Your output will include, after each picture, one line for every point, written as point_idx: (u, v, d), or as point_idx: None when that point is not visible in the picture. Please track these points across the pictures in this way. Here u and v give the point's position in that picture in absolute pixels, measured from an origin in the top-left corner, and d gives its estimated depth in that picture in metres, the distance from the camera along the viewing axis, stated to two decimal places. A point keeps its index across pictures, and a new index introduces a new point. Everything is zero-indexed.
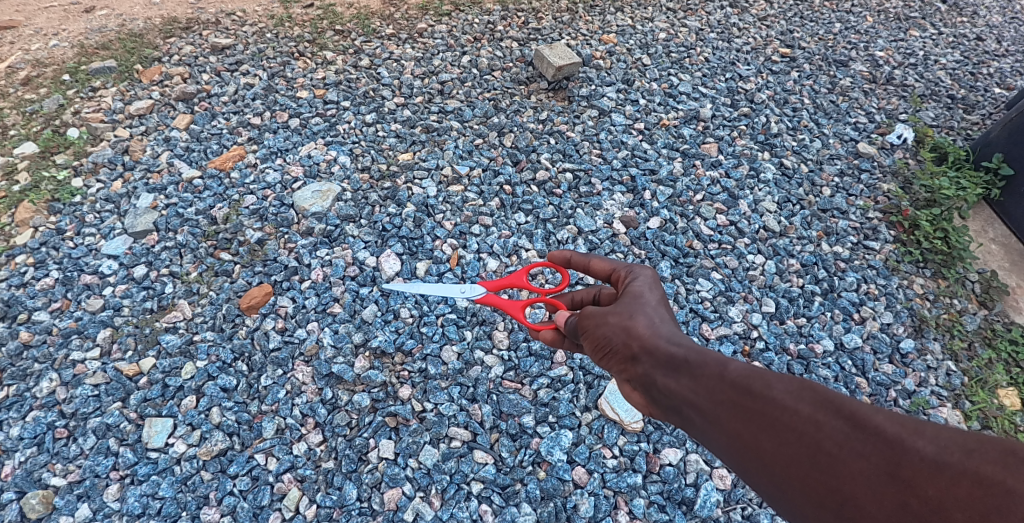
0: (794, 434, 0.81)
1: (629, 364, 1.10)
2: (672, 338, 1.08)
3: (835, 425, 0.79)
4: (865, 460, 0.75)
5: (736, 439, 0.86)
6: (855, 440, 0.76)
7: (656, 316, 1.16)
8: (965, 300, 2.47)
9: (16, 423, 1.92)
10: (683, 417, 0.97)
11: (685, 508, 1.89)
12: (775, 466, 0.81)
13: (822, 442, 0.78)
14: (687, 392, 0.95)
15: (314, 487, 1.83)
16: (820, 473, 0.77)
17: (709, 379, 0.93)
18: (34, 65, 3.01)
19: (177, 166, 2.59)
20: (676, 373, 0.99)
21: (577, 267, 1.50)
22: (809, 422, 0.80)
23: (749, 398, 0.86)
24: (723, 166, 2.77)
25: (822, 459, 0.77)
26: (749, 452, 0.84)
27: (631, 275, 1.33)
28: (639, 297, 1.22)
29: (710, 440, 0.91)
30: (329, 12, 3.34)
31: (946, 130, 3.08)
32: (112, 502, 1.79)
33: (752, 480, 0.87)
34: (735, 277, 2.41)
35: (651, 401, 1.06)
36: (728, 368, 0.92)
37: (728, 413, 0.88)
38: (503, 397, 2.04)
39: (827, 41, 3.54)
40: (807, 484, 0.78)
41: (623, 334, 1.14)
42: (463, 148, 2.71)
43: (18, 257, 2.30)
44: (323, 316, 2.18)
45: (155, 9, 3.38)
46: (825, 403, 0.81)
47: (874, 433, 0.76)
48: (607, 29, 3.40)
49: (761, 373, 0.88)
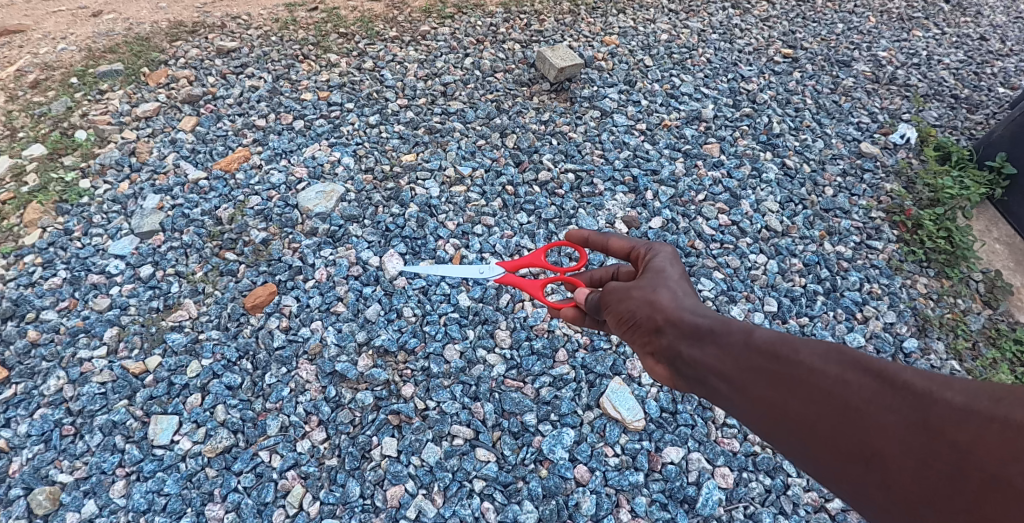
0: (821, 394, 0.79)
1: (654, 336, 1.10)
2: (698, 310, 1.06)
3: (864, 382, 0.77)
4: (894, 415, 0.73)
5: (763, 403, 0.85)
6: (884, 395, 0.75)
7: (679, 289, 1.15)
8: (968, 300, 2.47)
9: (24, 421, 1.95)
10: (709, 387, 0.96)
11: (687, 507, 1.89)
12: (803, 427, 0.80)
13: (850, 400, 0.77)
14: (712, 361, 0.95)
15: (317, 484, 1.85)
16: (848, 430, 0.76)
17: (734, 346, 0.92)
18: (42, 68, 3.05)
19: (183, 167, 2.62)
20: (701, 343, 0.99)
21: (591, 246, 1.51)
22: (836, 382, 0.79)
23: (776, 363, 0.86)
24: (725, 167, 2.78)
25: (850, 416, 0.76)
26: (776, 416, 0.84)
27: (651, 252, 1.32)
28: (661, 272, 1.21)
29: (738, 407, 0.91)
30: (332, 16, 3.37)
31: (950, 130, 3.08)
32: (118, 499, 1.81)
33: (779, 445, 0.86)
34: (737, 277, 2.41)
35: (674, 373, 1.06)
36: (754, 334, 0.91)
37: (754, 378, 0.87)
38: (505, 396, 2.05)
39: (829, 41, 3.55)
40: (835, 443, 0.77)
41: (647, 307, 1.12)
42: (466, 149, 2.73)
43: (27, 257, 2.33)
44: (326, 315, 2.19)
45: (162, 13, 3.42)
46: (853, 362, 0.79)
47: (901, 388, 0.74)
48: (609, 31, 3.41)
49: (788, 338, 0.87)
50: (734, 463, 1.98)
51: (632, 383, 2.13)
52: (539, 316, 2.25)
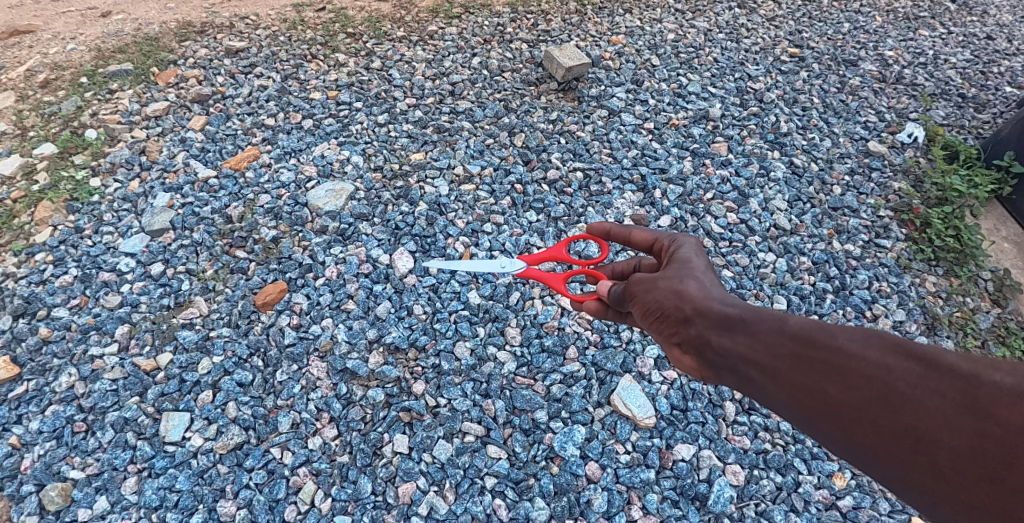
0: (862, 379, 0.82)
1: (682, 326, 1.14)
2: (725, 300, 1.11)
3: (907, 366, 0.79)
4: (940, 397, 0.75)
5: (801, 390, 0.88)
6: (929, 378, 0.77)
7: (706, 280, 1.21)
8: (977, 298, 2.46)
9: (36, 417, 1.95)
10: (740, 375, 0.99)
11: (698, 504, 1.89)
12: (844, 412, 0.83)
13: (892, 384, 0.79)
14: (744, 349, 0.98)
15: (329, 481, 1.84)
16: (892, 414, 0.78)
17: (767, 334, 0.96)
18: (52, 68, 3.06)
19: (192, 166, 2.63)
20: (731, 331, 1.02)
21: (616, 238, 1.61)
22: (878, 366, 0.81)
23: (813, 349, 0.88)
24: (732, 165, 2.78)
25: (894, 400, 0.78)
26: (816, 401, 0.86)
27: (675, 244, 1.41)
28: (687, 263, 1.29)
29: (773, 394, 0.93)
30: (340, 16, 3.39)
31: (957, 129, 3.08)
32: (129, 495, 1.81)
33: (818, 431, 0.88)
34: (746, 275, 2.41)
35: (703, 364, 1.09)
36: (787, 322, 0.94)
37: (791, 365, 0.90)
38: (516, 393, 2.05)
39: (836, 41, 3.55)
40: (879, 425, 0.79)
41: (675, 298, 1.17)
42: (474, 148, 2.73)
43: (38, 255, 2.34)
44: (337, 312, 2.20)
45: (170, 13, 3.44)
46: (894, 348, 0.82)
47: (947, 370, 0.75)
48: (615, 31, 3.42)
49: (823, 325, 0.90)
50: (745, 460, 1.97)
51: (643, 381, 2.13)
52: (549, 314, 2.25)
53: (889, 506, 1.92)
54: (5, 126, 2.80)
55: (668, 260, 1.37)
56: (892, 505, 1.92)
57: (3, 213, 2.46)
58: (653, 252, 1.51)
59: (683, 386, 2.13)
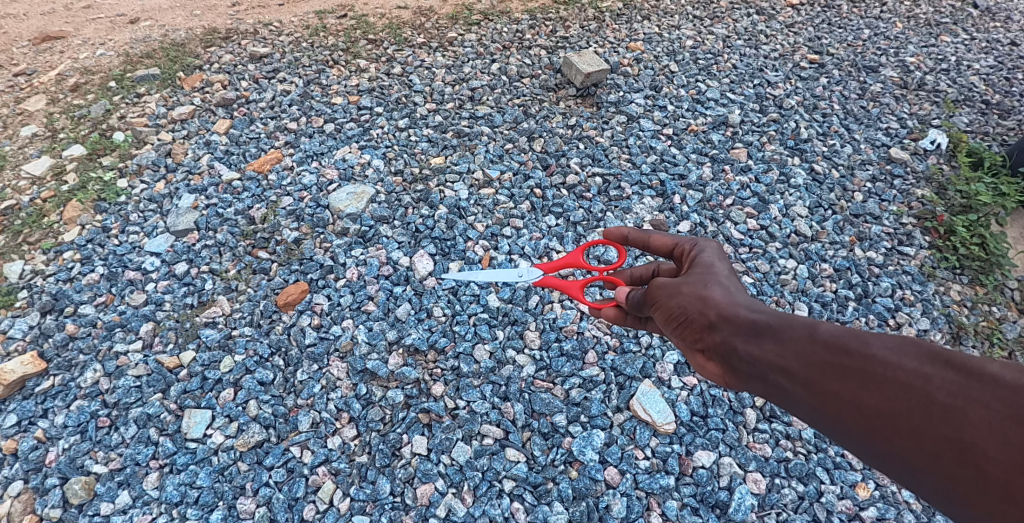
0: (901, 389, 0.82)
1: (706, 332, 1.16)
2: (751, 306, 1.12)
3: (946, 376, 0.79)
4: (984, 408, 0.74)
5: (836, 399, 0.89)
6: (970, 388, 0.76)
7: (730, 285, 1.22)
8: (1003, 308, 2.42)
9: (61, 412, 1.98)
10: (770, 383, 1.01)
11: (718, 512, 1.86)
12: (882, 421, 0.84)
13: (934, 393, 0.79)
14: (773, 356, 1.00)
15: (348, 480, 1.85)
16: (935, 425, 0.78)
17: (798, 342, 0.98)
18: (82, 72, 3.15)
19: (217, 168, 2.67)
20: (758, 338, 1.04)
21: (635, 244, 1.62)
22: (917, 376, 0.81)
23: (848, 357, 0.89)
24: (752, 172, 2.77)
25: (937, 411, 0.78)
26: (852, 411, 0.87)
27: (697, 248, 1.42)
28: (710, 267, 1.30)
29: (806, 403, 0.95)
30: (362, 22, 3.44)
31: (981, 136, 3.05)
32: (151, 490, 1.83)
33: (856, 442, 0.89)
34: (767, 281, 2.39)
35: (729, 370, 1.12)
36: (818, 330, 0.96)
37: (826, 374, 0.91)
38: (535, 397, 2.04)
39: (856, 47, 3.53)
40: (921, 436, 0.80)
41: (698, 303, 1.19)
42: (494, 152, 2.75)
43: (66, 253, 2.40)
44: (357, 313, 2.21)
45: (196, 20, 3.51)
46: (932, 356, 0.82)
47: (991, 380, 0.75)
48: (634, 37, 3.43)
49: (856, 332, 0.91)
50: (767, 468, 1.95)
51: (663, 386, 2.11)
52: (568, 318, 2.25)
53: (914, 518, 1.88)
54: (37, 128, 2.87)
55: (690, 264, 1.38)
56: (917, 517, 1.89)
57: (33, 212, 2.52)
58: (672, 256, 1.52)
59: (703, 392, 2.11)
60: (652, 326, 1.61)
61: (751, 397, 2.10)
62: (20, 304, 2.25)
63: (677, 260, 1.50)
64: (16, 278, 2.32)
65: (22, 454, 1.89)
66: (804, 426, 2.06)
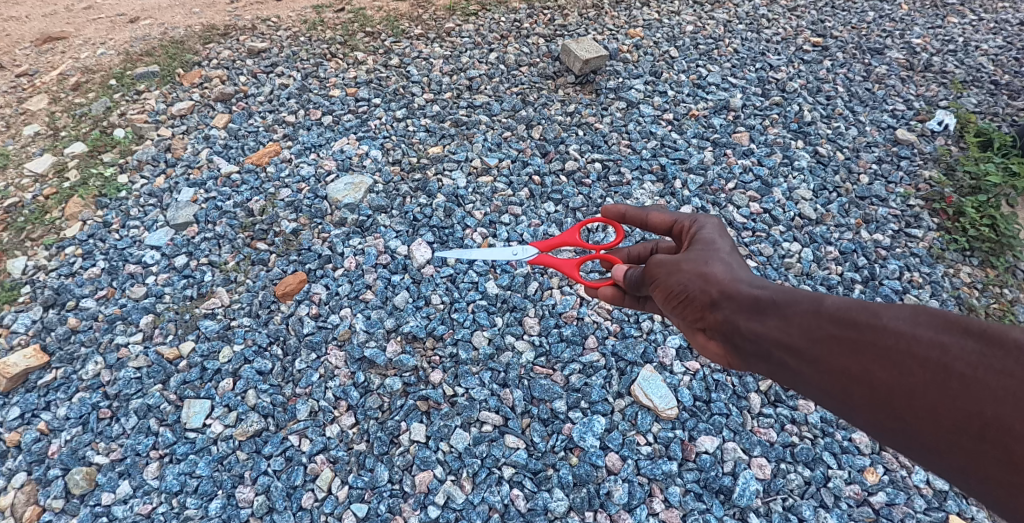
0: (916, 362, 0.78)
1: (708, 310, 1.12)
2: (754, 282, 1.09)
3: (964, 345, 0.74)
4: (1006, 377, 0.70)
5: (844, 375, 0.84)
6: (991, 358, 0.71)
7: (732, 262, 1.19)
8: (1015, 290, 2.36)
9: (63, 404, 1.99)
10: (777, 362, 0.97)
11: (722, 497, 1.82)
12: (894, 397, 0.79)
13: (951, 365, 0.74)
14: (777, 332, 0.96)
15: (346, 468, 1.84)
16: (952, 398, 0.73)
17: (803, 317, 0.93)
18: (83, 72, 3.19)
19: (216, 162, 2.69)
20: (761, 315, 1.01)
21: (632, 221, 1.58)
22: (933, 347, 0.77)
23: (857, 331, 0.85)
24: (755, 155, 2.73)
25: (954, 384, 0.73)
26: (862, 387, 0.82)
27: (697, 225, 1.38)
28: (711, 244, 1.26)
29: (813, 381, 0.90)
30: (360, 16, 3.45)
31: (989, 116, 2.98)
32: (151, 480, 1.83)
33: (867, 423, 0.84)
34: (771, 265, 2.35)
35: (732, 348, 1.07)
36: (824, 303, 0.92)
37: (833, 349, 0.87)
38: (534, 383, 2.02)
39: (860, 29, 3.48)
40: (937, 412, 0.75)
41: (699, 280, 1.16)
42: (492, 141, 2.74)
43: (69, 248, 2.42)
44: (355, 302, 2.21)
45: (195, 17, 3.54)
46: (947, 325, 0.77)
47: (1013, 348, 0.70)
48: (633, 24, 3.40)
49: (865, 305, 0.86)
50: (771, 453, 1.90)
51: (665, 371, 2.08)
52: (568, 303, 2.23)
53: (925, 503, 1.83)
54: (40, 127, 2.91)
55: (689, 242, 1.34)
56: (928, 502, 1.84)
57: (36, 209, 2.55)
58: (671, 234, 1.48)
59: (706, 376, 2.07)
60: (649, 307, 1.57)
61: (755, 382, 2.06)
62: (24, 299, 2.27)
63: (677, 238, 1.46)
64: (19, 274, 2.34)
65: (26, 446, 1.90)
66: (809, 410, 2.02)
